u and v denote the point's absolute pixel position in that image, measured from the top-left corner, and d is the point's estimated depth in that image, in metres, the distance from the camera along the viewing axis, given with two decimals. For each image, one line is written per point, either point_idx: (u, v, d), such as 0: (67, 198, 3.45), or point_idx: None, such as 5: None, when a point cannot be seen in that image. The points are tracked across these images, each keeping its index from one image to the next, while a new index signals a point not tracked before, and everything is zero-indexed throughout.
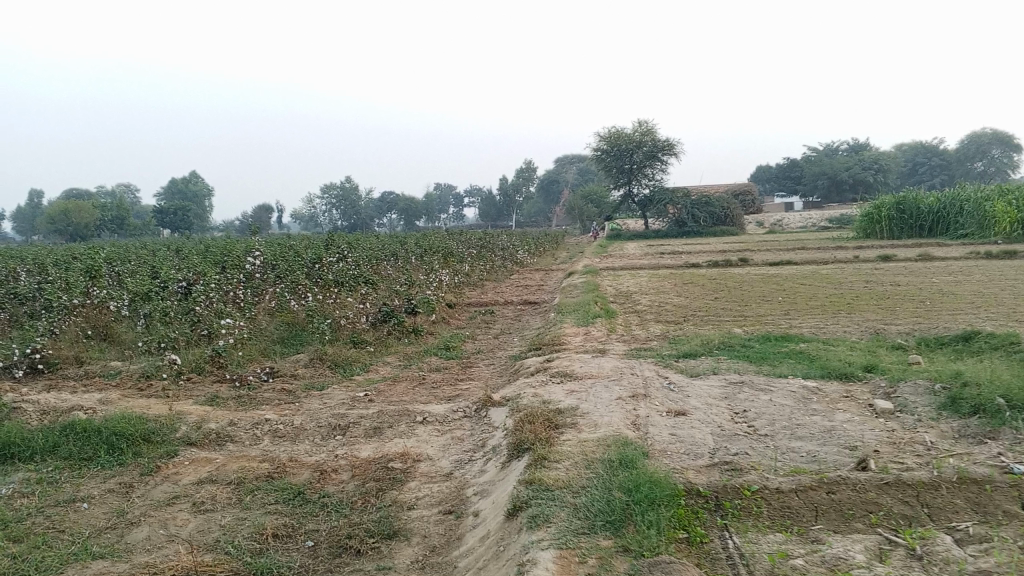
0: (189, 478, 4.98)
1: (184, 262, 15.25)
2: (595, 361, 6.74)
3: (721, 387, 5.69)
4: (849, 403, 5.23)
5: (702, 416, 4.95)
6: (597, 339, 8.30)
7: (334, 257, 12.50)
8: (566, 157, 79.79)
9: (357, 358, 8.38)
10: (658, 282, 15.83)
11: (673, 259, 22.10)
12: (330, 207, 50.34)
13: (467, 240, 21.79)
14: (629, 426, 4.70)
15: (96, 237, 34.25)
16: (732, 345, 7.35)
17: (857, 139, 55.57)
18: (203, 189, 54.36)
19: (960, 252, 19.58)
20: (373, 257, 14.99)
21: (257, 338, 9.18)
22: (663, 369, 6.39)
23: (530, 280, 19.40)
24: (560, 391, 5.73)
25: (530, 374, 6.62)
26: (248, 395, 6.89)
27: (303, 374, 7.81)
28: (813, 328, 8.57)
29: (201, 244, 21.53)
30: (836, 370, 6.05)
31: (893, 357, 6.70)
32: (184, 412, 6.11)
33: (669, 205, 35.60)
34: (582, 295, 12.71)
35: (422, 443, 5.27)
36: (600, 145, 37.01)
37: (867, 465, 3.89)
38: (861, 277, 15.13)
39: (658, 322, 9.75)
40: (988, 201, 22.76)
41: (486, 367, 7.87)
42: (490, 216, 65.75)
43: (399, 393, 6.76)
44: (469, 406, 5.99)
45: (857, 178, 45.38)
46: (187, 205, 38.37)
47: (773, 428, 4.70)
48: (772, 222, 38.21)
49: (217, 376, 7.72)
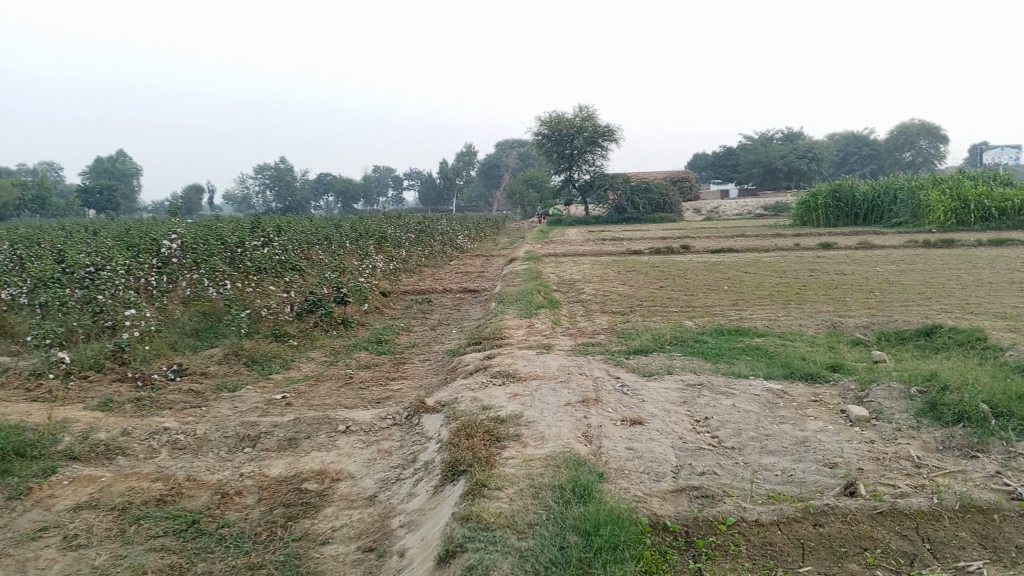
0: (65, 502, 4.22)
1: (97, 245, 14.15)
2: (540, 359, 6.14)
3: (679, 389, 5.12)
4: (820, 409, 4.73)
5: (661, 424, 4.39)
6: (541, 332, 7.70)
7: (258, 241, 11.64)
8: (505, 141, 78.97)
9: (277, 353, 7.64)
10: (601, 270, 15.34)
11: (614, 245, 21.67)
12: (264, 189, 48.72)
13: (405, 224, 21.01)
14: (580, 439, 4.11)
15: (15, 217, 32.26)
16: (686, 340, 6.82)
17: (792, 129, 56.10)
18: (131, 169, 52.12)
19: (899, 240, 19.58)
20: (303, 241, 14.12)
21: (168, 330, 8.35)
22: (613, 368, 5.82)
23: (469, 266, 18.75)
24: (501, 394, 5.12)
25: (468, 373, 5.99)
26: (148, 399, 6.10)
27: (216, 372, 7.06)
28: (767, 321, 8.13)
29: (122, 225, 20.26)
30: (799, 369, 5.56)
31: (856, 354, 6.26)
32: (68, 420, 5.32)
33: (610, 192, 35.28)
34: (523, 283, 12.11)
35: (343, 458, 4.59)
36: (541, 130, 36.41)
37: (856, 491, 3.37)
38: (806, 265, 14.87)
39: (604, 314, 9.22)
40: (923, 190, 22.91)
41: (419, 364, 7.22)
42: (430, 201, 64.72)
43: (321, 395, 6.08)
44: (399, 411, 5.34)
45: (792, 167, 45.75)
46: (115, 184, 36.47)
47: (740, 441, 4.16)
48: (711, 209, 38.26)
49: (118, 375, 6.92)
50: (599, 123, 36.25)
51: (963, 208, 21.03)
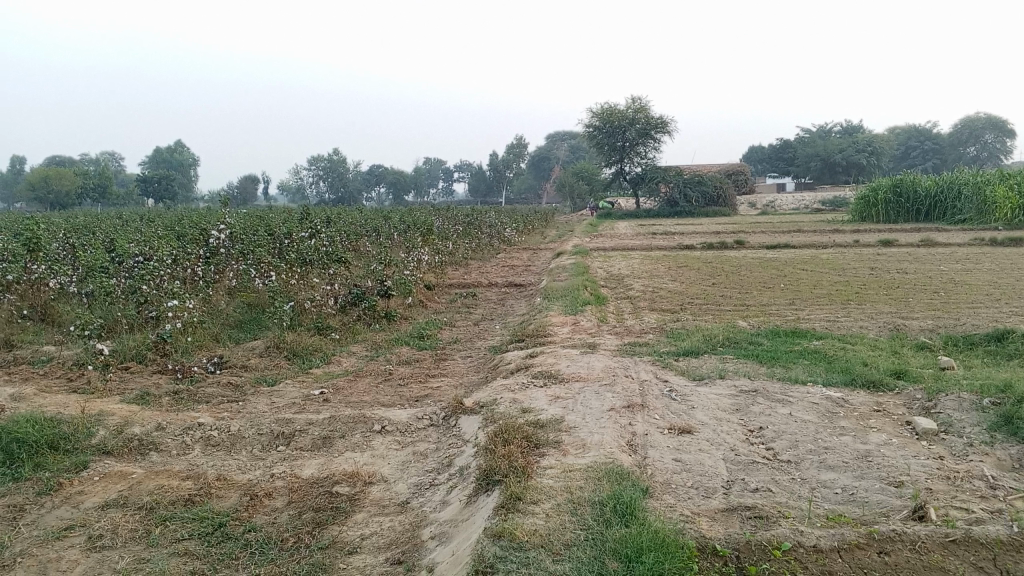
0: (94, 499, 4.13)
1: (150, 234, 14.29)
2: (584, 359, 5.90)
3: (731, 395, 4.84)
4: (883, 420, 4.41)
5: (711, 434, 4.13)
6: (587, 330, 7.46)
7: (305, 232, 11.59)
8: (555, 134, 78.61)
9: (319, 346, 7.53)
10: (651, 265, 15.00)
11: (665, 240, 21.26)
12: (317, 180, 49.23)
13: (453, 216, 20.90)
14: (624, 449, 3.88)
15: (77, 205, 33.08)
16: (738, 341, 6.52)
17: (851, 122, 54.67)
18: (189, 159, 53.07)
19: (964, 238, 18.82)
20: (350, 233, 14.08)
21: (211, 321, 8.32)
22: (661, 371, 5.55)
23: (517, 259, 18.56)
24: (543, 397, 4.90)
25: (509, 372, 5.79)
26: (185, 392, 6.03)
27: (256, 365, 6.97)
28: (824, 322, 7.77)
29: (176, 215, 20.52)
30: (861, 375, 5.24)
31: (921, 359, 5.90)
32: (104, 413, 5.26)
33: (662, 185, 34.71)
34: (571, 278, 11.87)
35: (377, 460, 4.43)
36: (592, 121, 36.02)
37: (925, 515, 3.08)
38: (865, 263, 14.34)
39: (653, 311, 8.94)
40: (989, 186, 22.01)
41: (461, 360, 7.04)
42: (480, 192, 64.70)
43: (360, 391, 5.93)
44: (437, 411, 5.16)
45: (851, 161, 44.53)
46: (173, 174, 37.12)
47: (797, 455, 3.89)
48: (765, 203, 37.47)
49: (159, 367, 6.89)
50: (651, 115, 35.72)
51: None
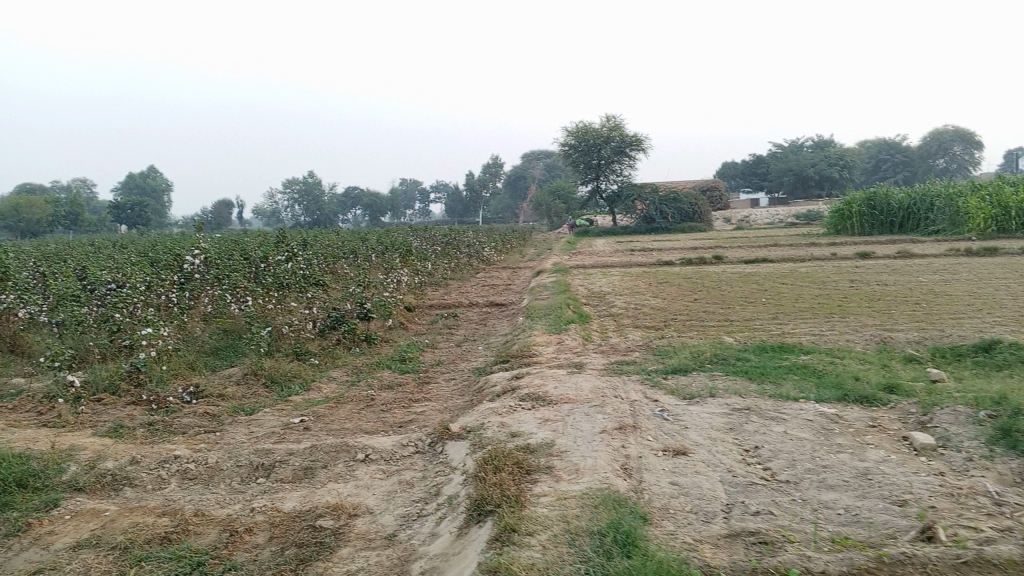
0: (65, 539, 3.94)
1: (122, 261, 14.01)
2: (571, 379, 5.78)
3: (723, 414, 4.73)
4: (880, 437, 4.32)
5: (707, 455, 4.01)
6: (572, 350, 7.34)
7: (281, 256, 11.40)
8: (530, 153, 78.81)
9: (298, 372, 7.35)
10: (632, 282, 14.92)
11: (643, 257, 21.24)
12: (293, 203, 48.94)
13: (431, 237, 20.76)
14: (619, 473, 3.75)
15: (48, 233, 32.54)
16: (727, 358, 6.42)
17: (823, 137, 55.26)
18: (162, 185, 52.50)
19: (939, 249, 18.96)
20: (328, 255, 13.90)
21: (186, 349, 8.11)
22: (650, 390, 5.45)
23: (496, 279, 18.44)
24: (531, 420, 4.77)
25: (496, 395, 5.65)
26: (161, 424, 5.84)
27: (234, 394, 6.79)
28: (810, 336, 7.70)
29: (149, 240, 20.19)
30: (854, 390, 5.15)
31: (912, 372, 5.83)
32: (75, 447, 5.06)
33: (638, 203, 34.62)
34: (553, 296, 11.75)
35: (362, 491, 4.26)
36: (567, 140, 36.12)
37: (934, 535, 2.98)
38: (844, 276, 14.35)
39: (637, 329, 8.85)
40: (961, 197, 22.24)
41: (445, 383, 6.89)
42: (456, 212, 64.61)
43: (341, 418, 5.76)
44: (423, 436, 5.01)
45: (824, 175, 44.95)
46: (146, 200, 36.66)
47: (796, 474, 3.78)
48: (741, 218, 37.68)
49: (133, 398, 6.68)
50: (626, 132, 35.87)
51: (1004, 214, 20.49)
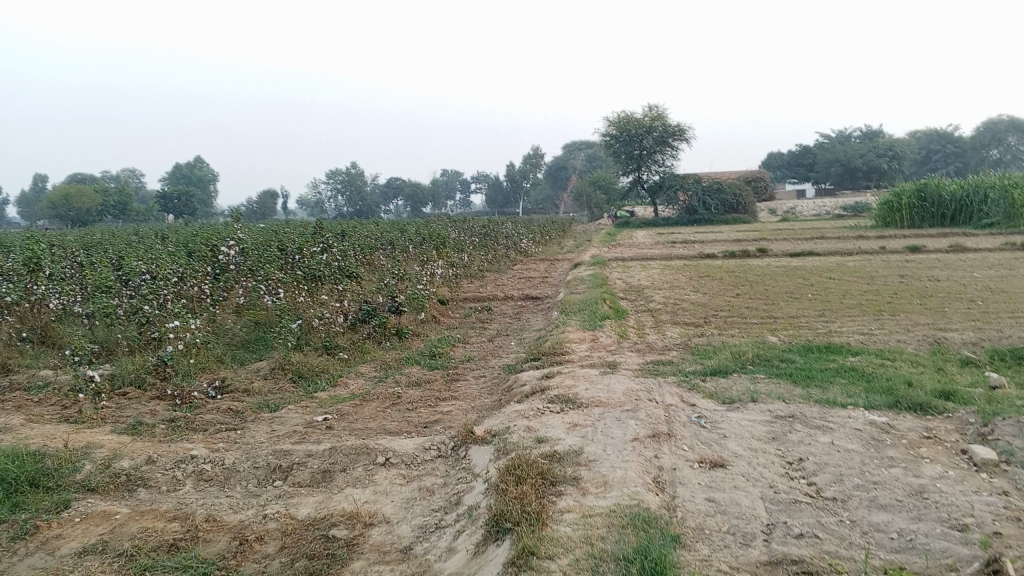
0: (72, 544, 3.79)
1: (160, 251, 14.05)
2: (604, 380, 5.51)
3: (765, 421, 4.43)
4: (936, 450, 3.98)
5: (747, 468, 3.73)
6: (607, 348, 7.06)
7: (315, 246, 11.29)
8: (572, 144, 78.26)
9: (326, 368, 7.19)
10: (672, 275, 14.55)
11: (684, 249, 20.81)
12: (335, 193, 49.21)
13: (469, 228, 20.58)
14: (650, 487, 3.49)
15: (98, 222, 33.08)
16: (769, 359, 6.10)
17: (871, 127, 53.90)
18: (208, 175, 53.17)
19: (994, 243, 18.25)
20: (364, 246, 13.77)
21: (215, 342, 8.02)
22: (687, 393, 5.16)
23: (534, 271, 18.19)
24: (559, 425, 4.52)
25: (524, 396, 5.41)
26: (182, 420, 5.71)
27: (259, 388, 6.65)
28: (859, 336, 7.32)
29: (191, 230, 20.30)
30: (906, 396, 4.80)
31: (970, 378, 5.45)
32: (91, 445, 4.94)
33: (680, 193, 34.34)
34: (589, 290, 11.47)
35: (380, 498, 4.06)
36: (608, 130, 35.70)
37: (1001, 569, 2.67)
38: (894, 271, 13.82)
39: (676, 325, 8.54)
40: (1017, 188, 21.41)
41: (474, 381, 6.67)
42: (497, 203, 64.55)
43: (365, 417, 5.57)
44: (446, 438, 4.79)
45: (871, 166, 43.81)
46: (191, 190, 37.07)
47: (844, 492, 3.49)
48: (786, 210, 36.88)
49: (159, 392, 6.59)
50: (669, 122, 35.30)
51: None
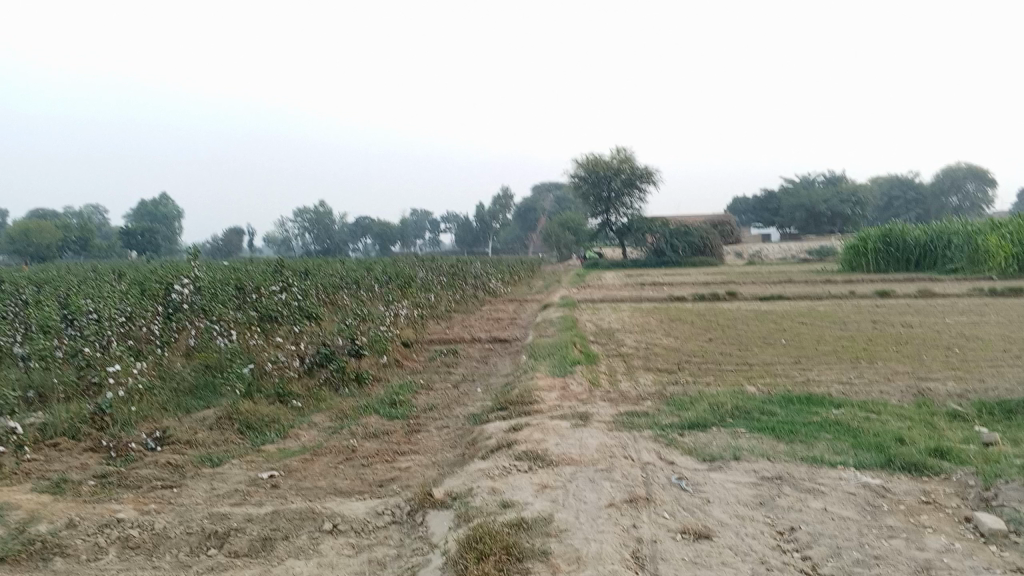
0: None
1: (113, 288, 13.47)
2: (575, 434, 5.14)
3: (751, 483, 4.06)
4: (937, 518, 3.64)
5: (735, 540, 3.36)
6: (577, 396, 6.69)
7: (274, 286, 10.82)
8: (541, 185, 78.56)
9: (277, 417, 6.72)
10: (642, 319, 14.26)
11: (654, 291, 20.59)
12: (302, 231, 48.59)
13: (437, 267, 20.20)
14: (629, 565, 3.10)
15: (57, 257, 32.17)
16: (750, 411, 5.76)
17: (834, 174, 54.66)
18: (173, 212, 52.36)
19: (961, 288, 18.25)
20: (327, 286, 13.32)
21: (161, 387, 7.52)
22: (665, 449, 4.79)
23: (502, 312, 17.83)
24: (527, 486, 4.12)
25: (488, 451, 5.01)
26: (114, 476, 5.22)
27: (203, 439, 6.16)
28: (839, 385, 7.02)
29: (150, 267, 19.68)
30: (899, 455, 4.47)
31: (962, 433, 5.15)
32: (5, 507, 4.43)
33: (648, 235, 34.36)
34: (559, 333, 11.12)
35: (324, 571, 3.61)
36: (577, 172, 35.69)
37: None
38: (865, 316, 13.66)
39: (649, 372, 8.20)
40: (981, 234, 21.56)
41: (436, 432, 6.24)
42: (466, 243, 64.37)
43: (316, 474, 5.12)
44: (402, 500, 4.36)
45: (835, 211, 44.30)
46: (156, 226, 36.33)
47: (843, 569, 3.12)
48: (753, 253, 37.03)
49: (93, 443, 6.09)
50: (637, 165, 35.40)
51: None
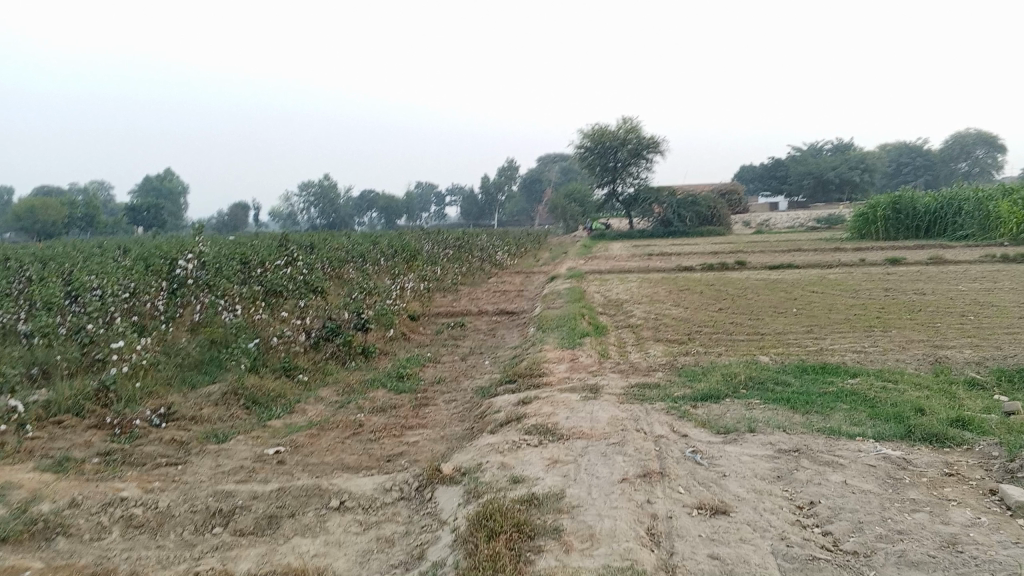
0: None
1: (117, 264, 13.38)
2: (586, 407, 5.03)
3: (767, 457, 3.95)
4: (961, 490, 3.53)
5: (753, 516, 3.26)
6: (587, 368, 6.59)
7: (279, 260, 10.71)
8: (547, 156, 78.06)
9: (282, 393, 6.64)
10: (651, 289, 14.12)
11: (662, 261, 20.43)
12: (307, 205, 48.40)
13: (443, 240, 20.07)
14: (644, 543, 3.00)
15: (64, 234, 32.10)
16: (763, 381, 5.65)
17: (843, 141, 54.11)
18: (179, 187, 52.22)
19: (973, 255, 18.03)
20: (333, 259, 13.20)
21: (165, 363, 7.43)
22: (678, 422, 4.68)
23: (509, 284, 17.71)
24: (537, 461, 4.02)
25: (497, 425, 4.91)
26: (118, 454, 5.14)
27: (208, 415, 6.09)
28: (853, 355, 6.89)
29: (156, 243, 19.59)
30: (919, 426, 4.36)
31: (982, 402, 5.03)
32: (7, 487, 4.35)
33: (655, 205, 34.11)
34: (567, 305, 11.00)
35: (331, 550, 3.52)
36: (583, 142, 35.37)
37: None
38: (877, 284, 13.50)
39: (658, 343, 8.09)
40: (992, 201, 21.29)
41: (444, 406, 6.15)
42: (472, 215, 64.13)
43: (323, 450, 5.04)
44: (410, 476, 4.27)
45: (844, 179, 43.89)
46: (161, 202, 36.23)
47: (866, 545, 3.02)
48: (760, 222, 36.77)
49: (97, 420, 6.01)
50: (643, 134, 35.06)
51: None
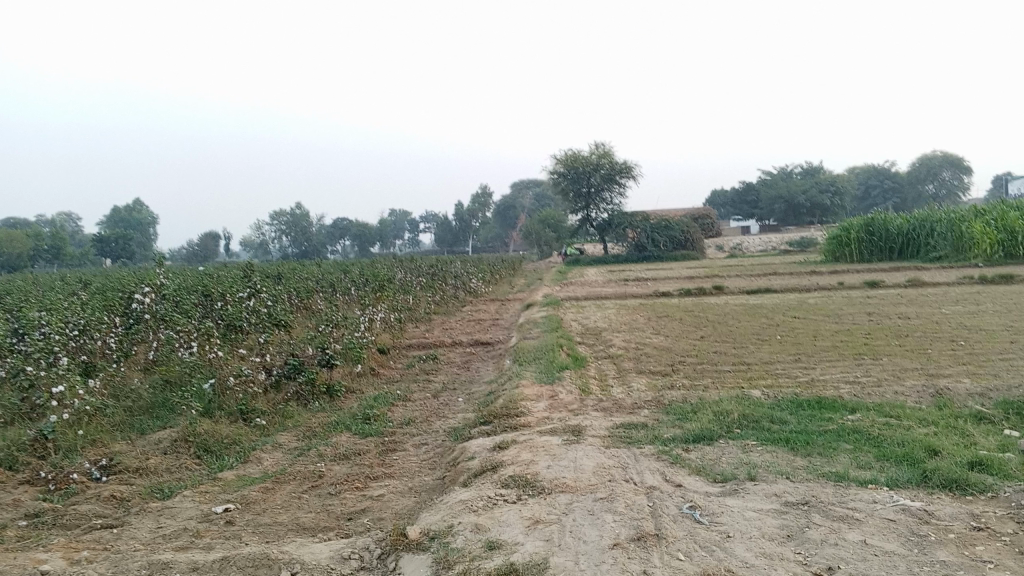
0: None
1: (74, 298, 12.76)
2: (569, 453, 4.59)
3: (773, 512, 3.52)
4: (995, 549, 3.11)
5: None
6: (567, 406, 6.15)
7: (240, 291, 10.18)
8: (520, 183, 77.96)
9: (239, 438, 6.13)
10: (630, 316, 13.74)
11: (638, 287, 20.09)
12: (280, 234, 47.67)
13: (416, 268, 19.58)
14: None
15: (29, 267, 31.18)
16: (758, 419, 5.23)
17: (812, 165, 54.43)
18: (148, 217, 51.31)
19: (950, 276, 17.86)
20: (300, 289, 12.67)
21: (114, 408, 6.89)
22: (670, 470, 4.25)
23: (484, 313, 17.24)
24: (516, 522, 3.55)
25: (471, 476, 4.45)
26: (49, 515, 4.61)
27: (155, 466, 5.56)
28: (848, 386, 6.50)
29: (120, 275, 18.91)
30: (936, 470, 3.96)
31: (998, 440, 4.63)
32: None
33: (629, 230, 33.93)
34: (544, 335, 10.55)
35: None
36: (556, 168, 35.13)
37: None
38: (859, 308, 13.20)
39: (641, 375, 7.67)
40: (965, 222, 21.22)
41: (414, 451, 5.67)
42: (446, 242, 63.80)
43: (278, 507, 4.54)
44: (372, 540, 3.78)
45: (815, 202, 44.03)
46: (130, 233, 35.45)
47: None
48: (734, 245, 36.68)
49: (33, 473, 5.47)
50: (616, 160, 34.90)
51: (1010, 239, 19.54)
